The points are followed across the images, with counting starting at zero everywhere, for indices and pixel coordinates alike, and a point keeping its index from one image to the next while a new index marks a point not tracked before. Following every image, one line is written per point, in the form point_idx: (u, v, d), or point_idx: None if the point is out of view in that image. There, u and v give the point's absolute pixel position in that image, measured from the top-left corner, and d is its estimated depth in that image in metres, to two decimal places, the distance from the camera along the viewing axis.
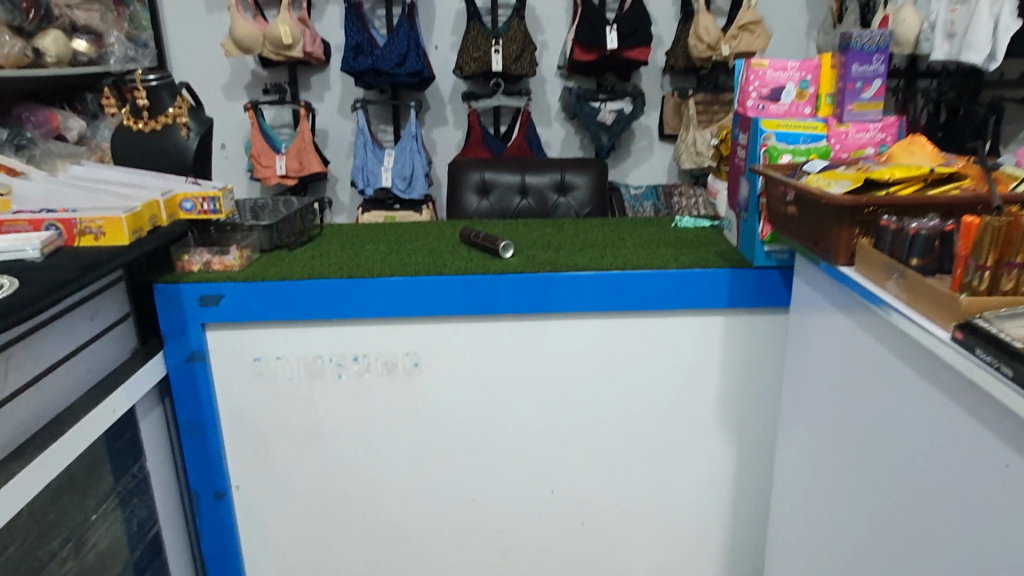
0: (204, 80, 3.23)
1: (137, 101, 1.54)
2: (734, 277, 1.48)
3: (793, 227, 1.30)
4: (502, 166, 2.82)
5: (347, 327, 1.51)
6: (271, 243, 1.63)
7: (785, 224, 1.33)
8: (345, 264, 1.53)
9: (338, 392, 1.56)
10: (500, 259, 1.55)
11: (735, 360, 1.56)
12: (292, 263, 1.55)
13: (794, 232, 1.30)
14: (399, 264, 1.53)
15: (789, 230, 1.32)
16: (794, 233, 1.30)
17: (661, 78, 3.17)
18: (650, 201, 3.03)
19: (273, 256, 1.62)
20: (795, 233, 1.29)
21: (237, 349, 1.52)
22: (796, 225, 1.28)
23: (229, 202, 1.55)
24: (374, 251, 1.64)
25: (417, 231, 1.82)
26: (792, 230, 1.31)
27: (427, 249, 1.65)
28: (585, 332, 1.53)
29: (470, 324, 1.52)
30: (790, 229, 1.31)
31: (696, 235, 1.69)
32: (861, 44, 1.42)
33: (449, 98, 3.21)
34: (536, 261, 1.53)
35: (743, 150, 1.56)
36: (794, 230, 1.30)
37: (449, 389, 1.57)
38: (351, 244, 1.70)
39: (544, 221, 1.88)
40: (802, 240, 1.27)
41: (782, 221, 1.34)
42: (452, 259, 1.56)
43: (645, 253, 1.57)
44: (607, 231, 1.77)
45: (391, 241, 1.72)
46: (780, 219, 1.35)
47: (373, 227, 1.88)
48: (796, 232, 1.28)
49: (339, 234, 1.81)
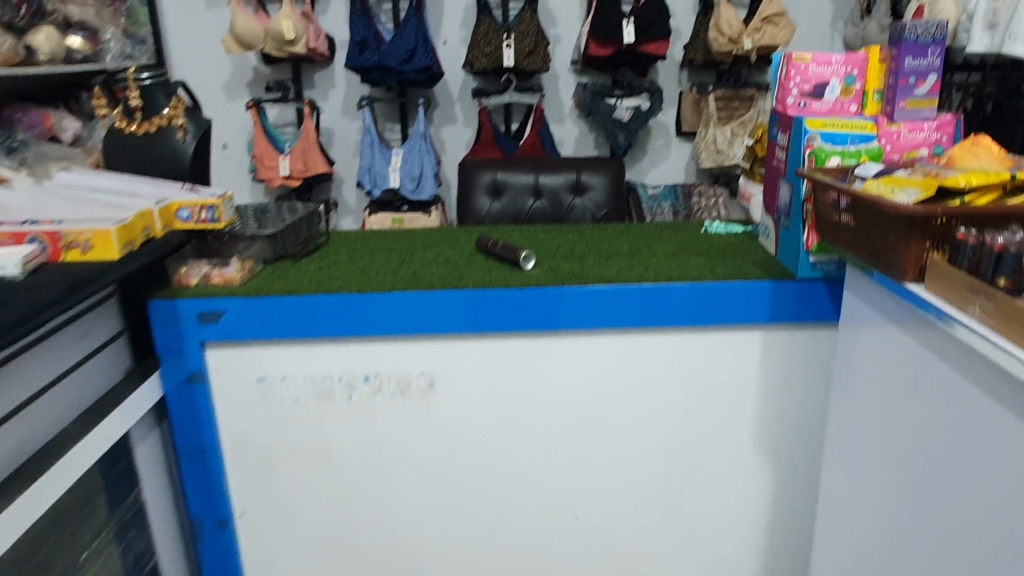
0: (203, 78, 3.11)
1: (129, 101, 1.44)
2: (776, 290, 1.36)
3: (846, 238, 1.19)
4: (515, 166, 2.70)
5: (357, 345, 1.40)
6: (275, 253, 1.52)
7: (836, 233, 1.22)
8: (355, 278, 1.42)
9: (348, 414, 1.45)
10: (521, 270, 1.43)
11: (775, 379, 1.45)
12: (298, 277, 1.44)
13: (848, 243, 1.18)
14: (413, 277, 1.42)
15: (840, 240, 1.21)
16: (847, 245, 1.19)
17: (678, 73, 3.05)
18: (668, 201, 2.90)
19: (277, 267, 1.51)
20: (849, 244, 1.18)
21: (238, 368, 1.41)
22: (850, 235, 1.17)
23: (229, 209, 1.44)
24: (385, 261, 1.53)
25: (430, 238, 1.71)
26: (845, 241, 1.19)
27: (442, 259, 1.54)
28: (613, 348, 1.42)
29: (490, 341, 1.41)
30: (843, 239, 1.20)
31: (730, 243, 1.58)
32: (916, 35, 1.30)
33: (458, 95, 3.09)
34: (561, 273, 1.42)
35: (783, 152, 1.44)
36: (847, 241, 1.18)
37: (467, 409, 1.46)
38: (360, 254, 1.59)
39: (564, 227, 1.76)
40: (857, 252, 1.16)
41: (833, 230, 1.23)
42: (469, 270, 1.44)
43: (678, 263, 1.45)
44: (633, 239, 1.65)
45: (403, 251, 1.61)
46: (829, 228, 1.24)
47: (382, 234, 1.77)
48: (851, 243, 1.17)
49: (347, 243, 1.70)
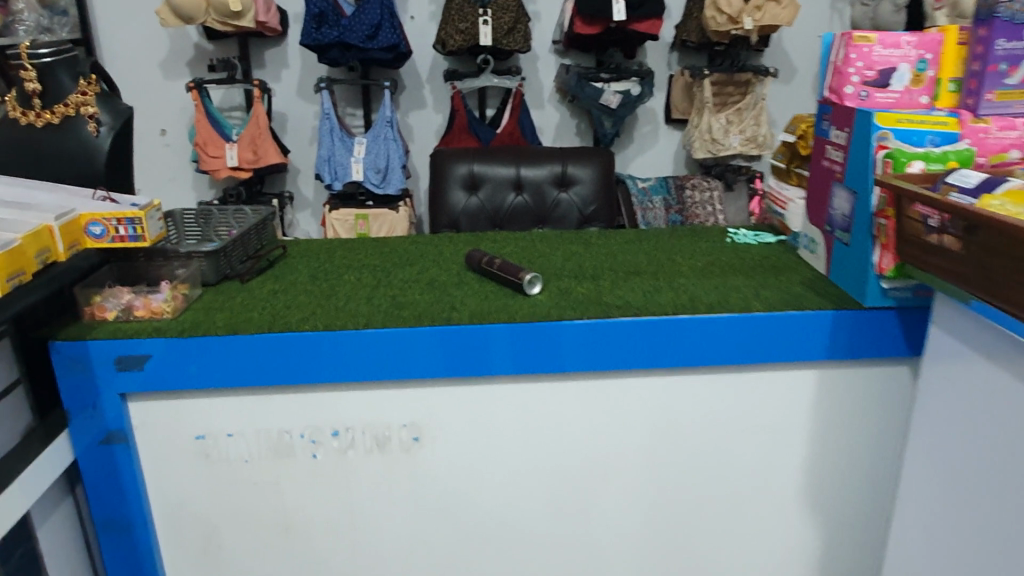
0: (136, 55, 2.75)
1: (25, 85, 1.11)
2: (837, 320, 1.12)
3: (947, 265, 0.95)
4: (494, 157, 2.42)
5: (324, 392, 1.12)
6: (218, 274, 1.24)
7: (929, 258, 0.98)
8: (321, 309, 1.13)
9: (312, 476, 1.16)
10: (528, 296, 1.17)
11: (828, 423, 1.21)
12: (247, 308, 1.14)
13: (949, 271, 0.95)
14: (394, 306, 1.14)
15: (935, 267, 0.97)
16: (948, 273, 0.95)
17: (668, 55, 2.80)
18: (659, 194, 2.65)
19: (221, 291, 1.22)
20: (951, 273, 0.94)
21: (172, 423, 1.11)
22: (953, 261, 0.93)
23: (159, 222, 1.13)
24: (356, 283, 1.25)
25: (408, 251, 1.42)
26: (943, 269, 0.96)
27: (426, 279, 1.26)
28: (639, 392, 1.17)
29: (489, 385, 1.14)
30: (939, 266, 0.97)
31: (766, 258, 1.34)
32: (1013, 13, 1.04)
33: (427, 77, 2.79)
34: (578, 300, 1.15)
35: (840, 151, 1.19)
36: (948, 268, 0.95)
37: (460, 466, 1.19)
38: (324, 272, 1.30)
39: (567, 237, 1.50)
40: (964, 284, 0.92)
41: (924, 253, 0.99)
42: (461, 297, 1.17)
43: (714, 286, 1.20)
44: (652, 250, 1.40)
45: (378, 267, 1.33)
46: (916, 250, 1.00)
47: (349, 243, 1.49)
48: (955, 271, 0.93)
49: (307, 256, 1.40)
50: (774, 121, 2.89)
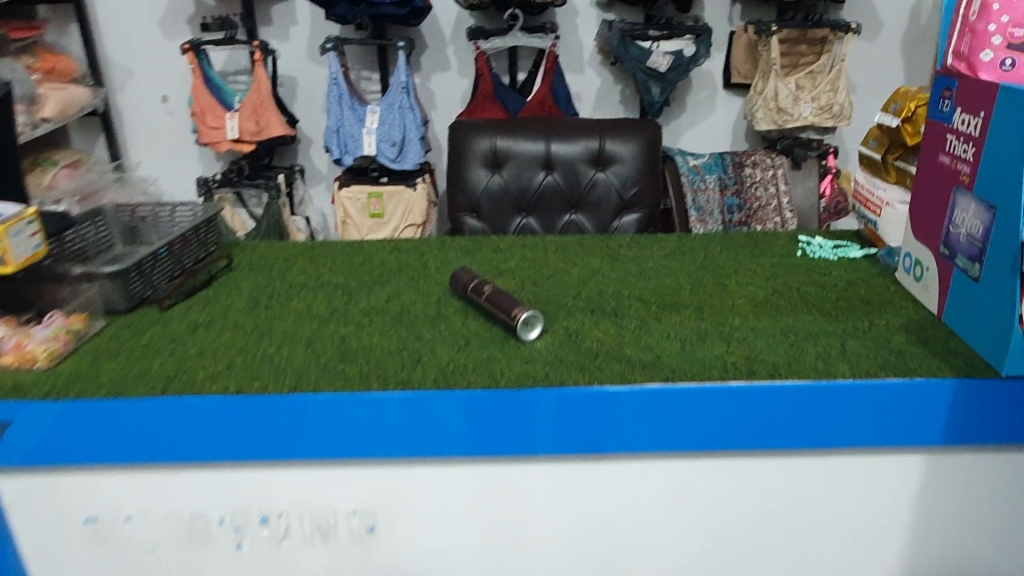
0: (130, 12, 2.44)
1: None
2: (963, 396, 0.79)
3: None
4: (521, 130, 2.07)
5: (246, 471, 0.84)
6: (132, 299, 0.97)
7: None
8: (242, 360, 0.85)
9: (237, 568, 0.90)
10: (525, 349, 0.85)
11: (938, 528, 0.87)
12: (151, 357, 0.86)
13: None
14: (338, 359, 0.84)
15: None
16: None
17: (730, 8, 2.39)
18: (714, 172, 2.26)
19: (129, 323, 0.95)
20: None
21: (52, 502, 0.86)
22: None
23: (37, 239, 0.86)
24: (302, 314, 0.95)
25: (382, 264, 1.12)
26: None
27: (394, 310, 0.96)
28: (672, 482, 0.85)
29: (464, 467, 0.84)
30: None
31: (849, 284, 1.00)
32: None
33: (451, 35, 2.44)
34: (590, 356, 0.84)
35: (971, 148, 0.84)
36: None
37: (427, 563, 0.90)
38: (269, 295, 1.01)
39: (590, 246, 1.17)
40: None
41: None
42: (431, 342, 0.87)
43: (780, 334, 0.87)
44: (699, 272, 1.07)
45: (338, 288, 1.03)
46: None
47: (316, 248, 1.20)
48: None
49: (258, 269, 1.11)
50: (853, 85, 2.47)
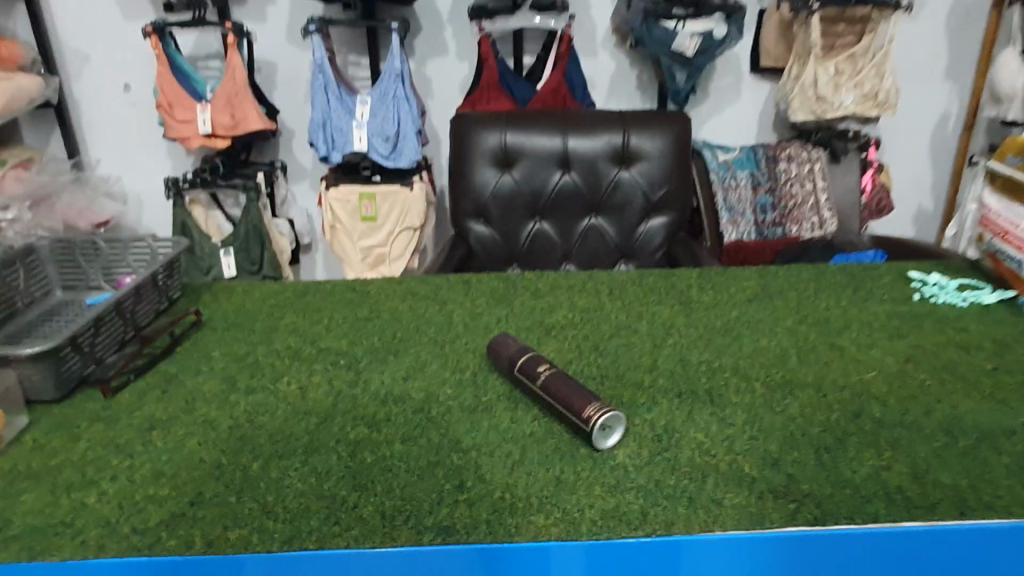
0: None
1: None
2: None
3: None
4: (534, 120, 1.63)
5: None
6: (63, 387, 0.73)
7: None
8: (212, 489, 0.61)
9: None
10: (605, 470, 0.62)
11: None
12: (89, 487, 0.61)
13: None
14: (345, 486, 0.60)
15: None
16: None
17: None
18: (746, 168, 1.88)
19: (64, 417, 0.71)
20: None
21: None
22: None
23: None
24: (295, 407, 0.71)
25: (393, 322, 0.87)
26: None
27: (419, 400, 0.72)
28: None
29: None
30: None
31: (1001, 346, 0.79)
32: None
33: (449, 16, 2.17)
34: (698, 479, 0.61)
35: None
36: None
37: None
38: (252, 374, 0.77)
39: (653, 289, 0.94)
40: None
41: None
42: (476, 454, 0.64)
43: (942, 438, 0.65)
44: (802, 328, 0.84)
45: (341, 361, 0.79)
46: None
47: (308, 295, 0.95)
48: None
49: (235, 330, 0.86)
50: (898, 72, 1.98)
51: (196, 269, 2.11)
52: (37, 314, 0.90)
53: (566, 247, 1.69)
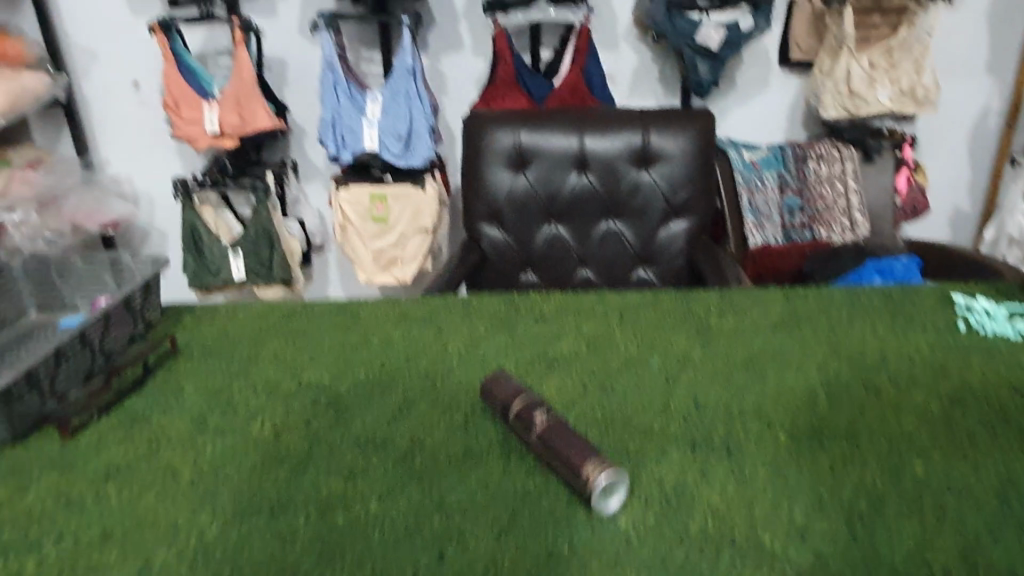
0: None
1: None
2: None
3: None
4: (547, 116, 1.40)
5: None
6: (14, 427, 0.67)
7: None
8: (163, 558, 0.54)
9: None
10: (605, 541, 0.54)
11: None
12: (32, 551, 0.55)
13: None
14: (310, 558, 0.54)
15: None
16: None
17: None
18: (774, 169, 1.70)
19: (17, 463, 0.65)
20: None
21: None
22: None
23: None
24: (266, 453, 0.65)
25: (383, 351, 0.80)
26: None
27: (403, 446, 0.65)
28: None
29: None
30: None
31: None
32: None
33: (464, 8, 1.98)
34: (711, 555, 0.53)
35: None
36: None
37: None
38: (224, 413, 0.70)
39: (668, 315, 0.85)
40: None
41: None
42: (461, 516, 0.57)
43: (995, 506, 0.57)
44: (834, 364, 0.75)
45: (321, 398, 0.72)
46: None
47: (294, 317, 0.88)
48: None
49: (213, 358, 0.80)
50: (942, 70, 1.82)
51: (205, 273, 1.92)
52: (8, 335, 0.84)
53: (582, 253, 1.44)
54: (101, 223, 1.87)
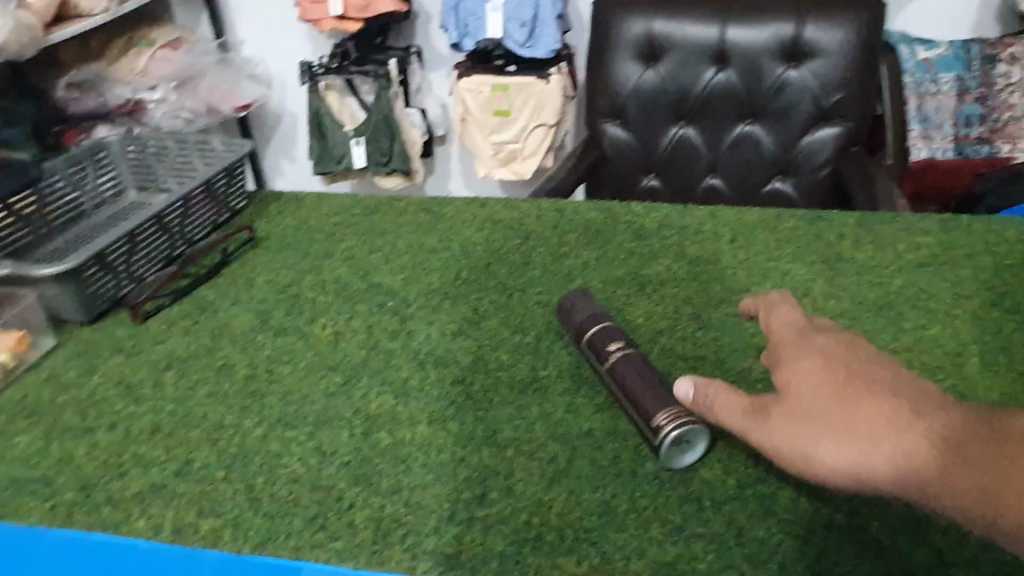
0: None
1: None
2: None
3: (947, 408, 0.41)
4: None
5: None
6: (90, 308, 0.67)
7: (872, 377, 0.43)
8: (204, 458, 0.52)
9: None
10: (672, 501, 0.47)
11: None
12: (84, 436, 0.55)
13: (926, 416, 0.40)
14: (346, 476, 0.50)
15: (881, 370, 0.43)
16: (926, 445, 0.38)
17: None
18: (955, 71, 1.35)
19: (91, 343, 0.65)
20: (947, 440, 0.38)
21: None
22: (996, 451, 0.37)
23: None
24: (323, 358, 0.61)
25: (462, 258, 0.74)
26: (848, 402, 0.41)
27: (465, 363, 0.59)
28: None
29: None
30: (863, 367, 0.43)
31: None
32: None
33: None
34: (799, 535, 0.44)
35: None
36: (1004, 454, 0.37)
37: None
38: (288, 310, 0.68)
39: (789, 241, 0.73)
40: (929, 479, 0.38)
41: (851, 411, 0.41)
42: (513, 452, 0.51)
43: None
44: (993, 316, 0.61)
45: (389, 304, 0.67)
46: (823, 358, 0.45)
47: (377, 214, 0.83)
48: (931, 475, 0.38)
49: (289, 252, 0.77)
50: None
51: (328, 161, 1.63)
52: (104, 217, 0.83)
53: (712, 158, 1.24)
54: (237, 105, 1.41)
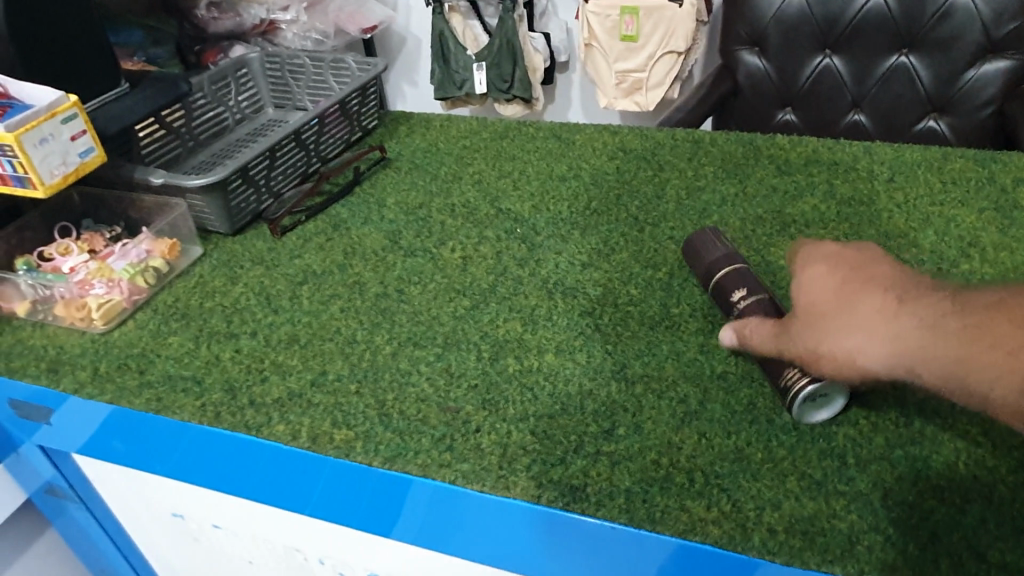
0: None
1: None
2: None
3: (941, 289, 0.36)
4: None
5: (337, 536, 0.52)
6: (233, 222, 0.69)
7: (871, 266, 0.38)
8: (337, 370, 0.54)
9: None
10: (812, 455, 0.44)
11: None
12: (230, 340, 0.58)
13: (919, 296, 0.35)
14: (473, 399, 0.50)
15: (885, 262, 0.38)
16: (918, 328, 0.34)
17: None
18: None
19: (234, 253, 0.68)
20: (936, 316, 0.34)
21: (131, 496, 0.62)
22: (981, 322, 0.33)
23: (54, 156, 0.58)
24: (451, 281, 0.61)
25: (592, 188, 0.71)
26: (844, 289, 0.38)
27: (594, 296, 0.58)
28: None
29: None
30: (864, 257, 0.39)
31: None
32: None
33: None
34: (953, 503, 0.41)
35: None
36: (987, 325, 0.32)
37: None
38: (417, 231, 0.68)
39: (955, 183, 0.66)
40: (919, 359, 0.34)
41: (846, 304, 0.37)
42: (642, 390, 0.50)
43: None
44: None
45: (517, 231, 0.66)
46: (835, 248, 0.41)
47: (505, 138, 0.81)
48: (923, 355, 0.34)
49: (418, 173, 0.77)
50: None
51: (450, 86, 1.59)
52: (244, 132, 0.85)
53: (857, 94, 1.12)
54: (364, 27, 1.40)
